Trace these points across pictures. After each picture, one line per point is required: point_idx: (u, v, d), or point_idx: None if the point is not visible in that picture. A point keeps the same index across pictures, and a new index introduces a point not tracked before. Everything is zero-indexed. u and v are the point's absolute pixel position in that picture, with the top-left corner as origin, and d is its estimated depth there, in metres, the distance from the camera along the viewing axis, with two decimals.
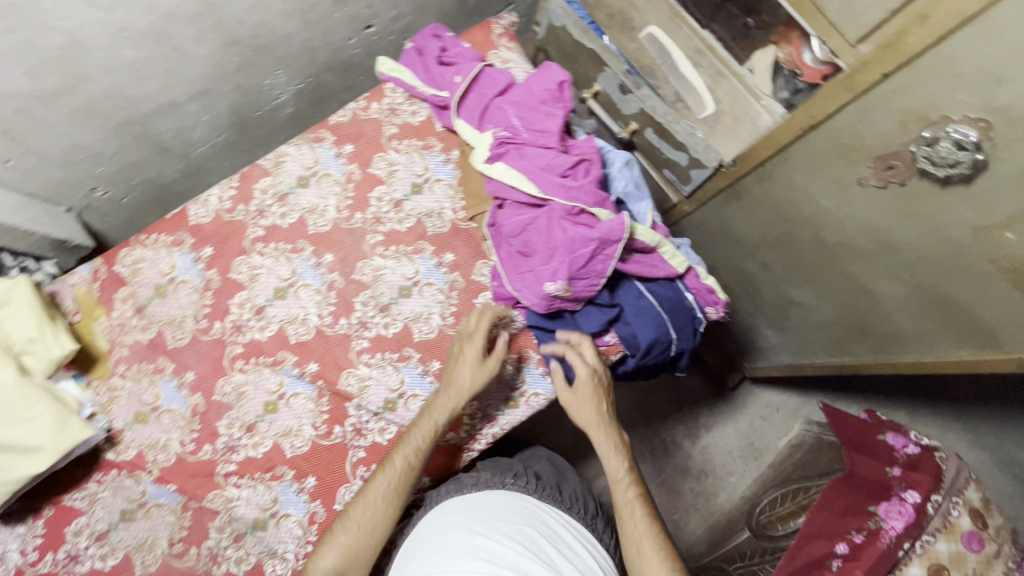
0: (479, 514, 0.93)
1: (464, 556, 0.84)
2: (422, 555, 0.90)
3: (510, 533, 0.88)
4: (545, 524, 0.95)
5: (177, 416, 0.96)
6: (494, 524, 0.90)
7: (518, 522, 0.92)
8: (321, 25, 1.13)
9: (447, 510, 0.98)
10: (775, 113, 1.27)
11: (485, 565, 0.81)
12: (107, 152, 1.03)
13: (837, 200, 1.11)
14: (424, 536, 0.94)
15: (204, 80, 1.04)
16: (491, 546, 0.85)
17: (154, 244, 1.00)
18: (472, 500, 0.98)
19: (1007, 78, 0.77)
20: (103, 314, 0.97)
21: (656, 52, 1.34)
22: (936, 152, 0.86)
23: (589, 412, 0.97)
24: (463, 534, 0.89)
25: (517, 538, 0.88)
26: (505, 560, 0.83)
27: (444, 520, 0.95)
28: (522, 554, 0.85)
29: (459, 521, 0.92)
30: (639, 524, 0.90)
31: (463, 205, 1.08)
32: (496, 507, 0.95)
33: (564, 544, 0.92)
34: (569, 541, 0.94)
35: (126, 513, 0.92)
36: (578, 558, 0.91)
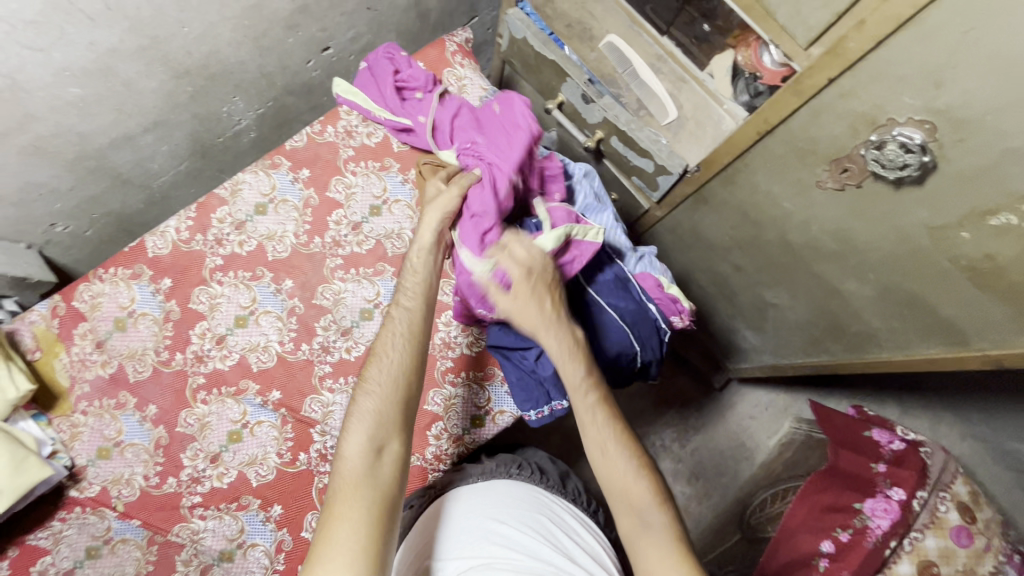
0: (489, 501, 0.94)
1: (478, 539, 0.86)
2: (432, 538, 0.91)
3: (521, 519, 0.90)
4: (554, 511, 0.96)
5: (140, 449, 0.96)
6: (507, 509, 0.91)
7: (528, 508, 0.93)
8: (275, 50, 1.13)
9: (453, 497, 0.98)
10: (737, 116, 1.25)
11: (500, 549, 0.83)
12: (63, 188, 1.03)
13: (799, 203, 1.10)
14: (432, 521, 0.94)
15: (158, 111, 1.05)
16: (503, 531, 0.86)
17: (112, 278, 1.00)
18: (479, 488, 0.98)
19: (946, 80, 0.77)
20: (64, 350, 0.96)
21: (616, 61, 1.33)
22: (884, 154, 0.87)
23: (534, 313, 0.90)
24: (476, 520, 0.90)
25: (529, 524, 0.89)
26: (519, 544, 0.85)
27: (451, 506, 0.95)
28: (535, 539, 0.86)
29: (471, 507, 0.93)
30: (626, 458, 0.84)
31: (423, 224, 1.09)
32: (507, 494, 0.96)
33: (573, 530, 0.94)
34: (578, 528, 0.96)
35: (91, 550, 0.90)
36: (588, 544, 0.93)
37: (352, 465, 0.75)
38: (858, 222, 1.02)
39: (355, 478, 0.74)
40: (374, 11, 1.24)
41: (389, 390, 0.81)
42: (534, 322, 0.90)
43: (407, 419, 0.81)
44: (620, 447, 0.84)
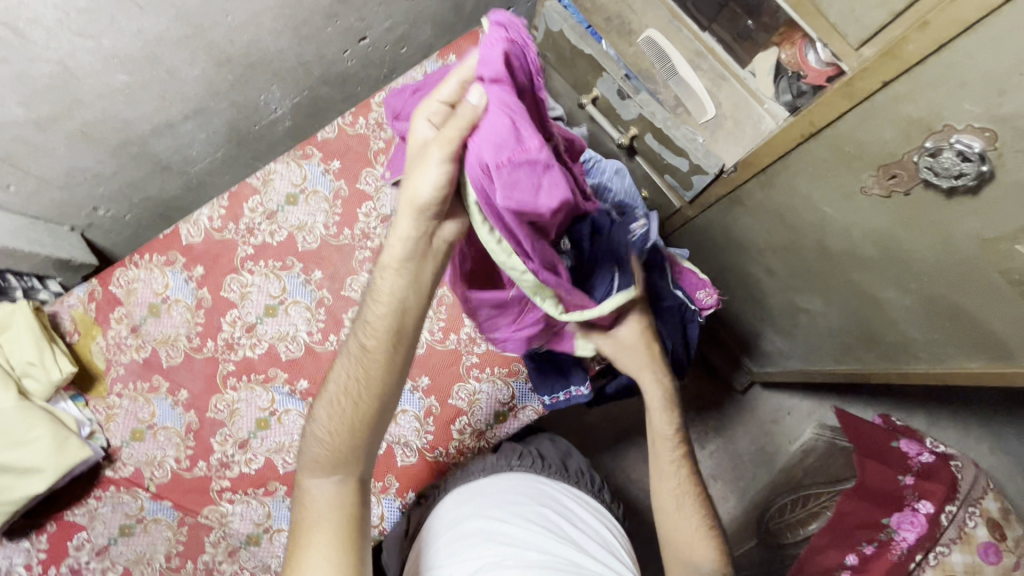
0: (492, 500, 0.92)
1: (483, 541, 0.84)
2: (440, 540, 0.89)
3: (527, 515, 0.88)
4: (559, 501, 0.94)
5: (172, 433, 0.97)
6: (508, 508, 0.89)
7: (533, 501, 0.91)
8: (314, 39, 1.12)
9: (454, 500, 0.96)
10: (778, 116, 1.21)
11: (509, 551, 0.81)
12: (106, 173, 1.04)
13: (841, 208, 1.06)
14: (438, 524, 0.93)
15: (199, 98, 1.05)
16: (508, 532, 0.84)
17: (147, 264, 1.01)
18: (481, 488, 0.96)
19: (1012, 87, 0.73)
20: (100, 334, 0.99)
21: (655, 56, 1.30)
22: (938, 162, 0.83)
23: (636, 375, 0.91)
24: (479, 521, 0.88)
25: (535, 520, 0.87)
26: (526, 543, 0.83)
27: (454, 509, 0.93)
28: (541, 534, 0.85)
29: (475, 508, 0.91)
30: (694, 515, 0.89)
31: None
32: (509, 490, 0.93)
33: (579, 517, 0.93)
34: (583, 514, 0.94)
35: (125, 528, 0.93)
36: (595, 530, 0.92)
37: (315, 494, 0.78)
38: (903, 230, 0.99)
39: (320, 501, 0.77)
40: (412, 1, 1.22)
41: (344, 401, 0.76)
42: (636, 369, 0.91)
43: (366, 421, 0.76)
44: (690, 510, 0.89)
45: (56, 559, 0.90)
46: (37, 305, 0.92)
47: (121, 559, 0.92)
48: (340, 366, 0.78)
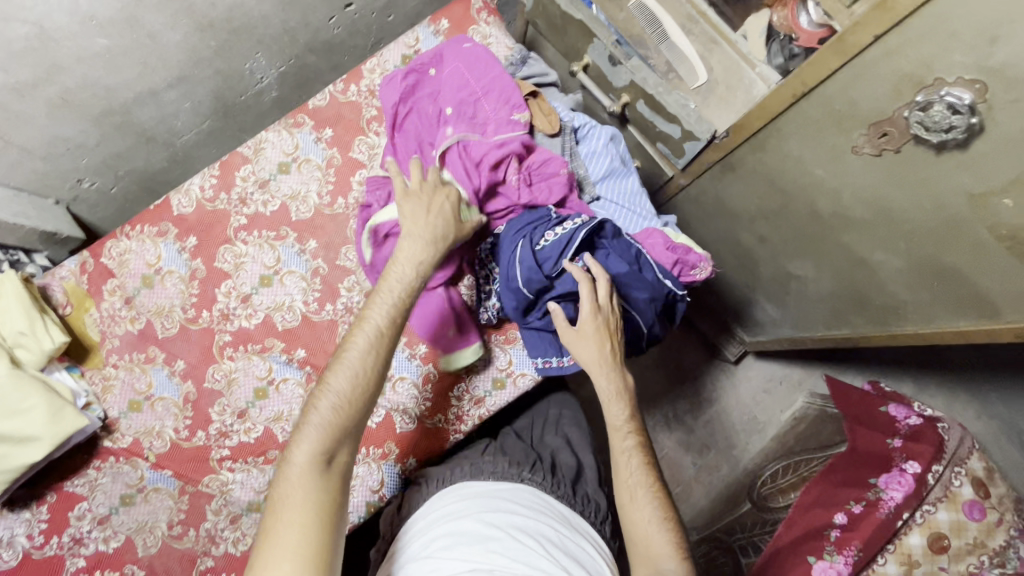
0: (492, 504, 0.89)
1: (477, 544, 0.81)
2: (429, 535, 0.87)
3: (524, 526, 0.85)
4: (557, 520, 0.91)
5: (169, 403, 0.97)
6: (507, 518, 0.86)
7: (533, 514, 0.89)
8: (298, 4, 1.10)
9: (455, 494, 0.94)
10: (770, 80, 1.21)
11: (501, 559, 0.78)
12: (89, 143, 1.02)
13: (832, 170, 1.07)
14: (429, 522, 0.90)
15: (182, 66, 1.03)
16: (502, 539, 0.82)
17: (138, 235, 1.00)
18: (486, 487, 0.94)
19: (1003, 35, 0.73)
20: (94, 305, 0.98)
21: (645, 21, 1.28)
22: (929, 117, 0.83)
23: (588, 351, 0.91)
24: (474, 522, 0.85)
25: (533, 532, 0.84)
26: (518, 555, 0.79)
27: (451, 506, 0.91)
28: (535, 547, 0.81)
29: (473, 510, 0.88)
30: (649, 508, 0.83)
31: None
32: (511, 500, 0.91)
33: (574, 540, 0.89)
34: (580, 541, 0.90)
35: (126, 497, 0.94)
36: (588, 556, 0.87)
37: (298, 469, 0.70)
38: (895, 190, 0.99)
39: (301, 479, 0.70)
40: None
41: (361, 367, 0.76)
42: (588, 359, 0.91)
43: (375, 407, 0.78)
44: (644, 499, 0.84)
45: (58, 528, 0.90)
46: (26, 277, 0.91)
47: (122, 528, 0.92)
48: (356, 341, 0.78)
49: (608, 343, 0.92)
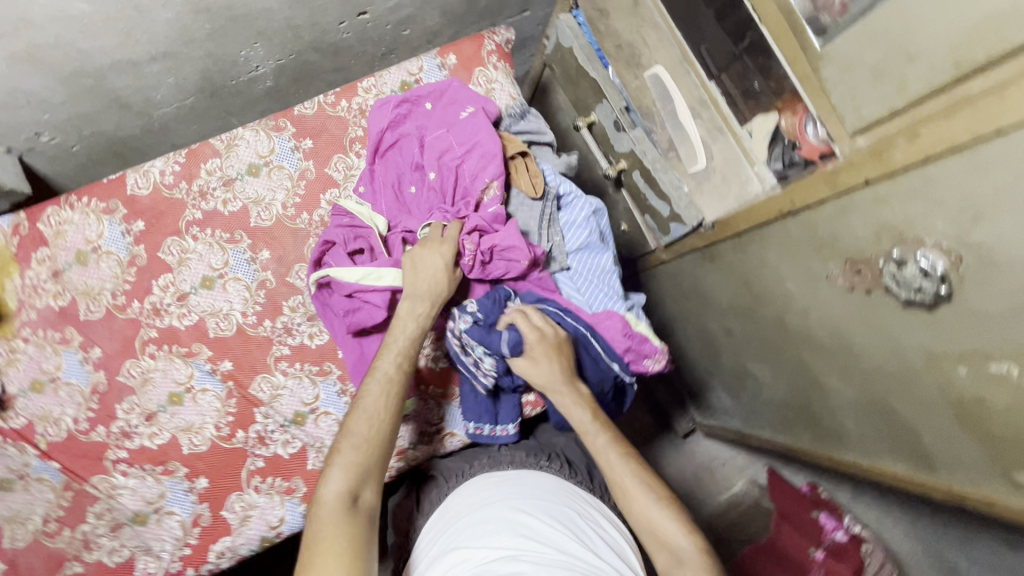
0: (516, 491, 0.87)
1: (502, 530, 0.78)
2: (456, 525, 0.84)
3: (548, 511, 0.82)
4: (582, 506, 0.88)
5: (75, 390, 0.92)
6: (535, 503, 0.84)
7: (554, 499, 0.86)
8: (307, 5, 1.07)
9: (476, 485, 0.92)
10: (766, 181, 1.18)
11: (528, 541, 0.75)
12: (54, 100, 0.97)
13: (805, 289, 1.06)
14: (457, 510, 0.88)
15: (170, 42, 0.98)
16: (528, 523, 0.79)
17: (83, 208, 0.95)
18: (507, 476, 0.92)
19: (985, 217, 0.71)
20: (17, 272, 0.92)
21: (658, 95, 1.26)
22: (902, 273, 0.83)
23: (544, 373, 0.92)
24: (502, 509, 0.83)
25: (556, 516, 0.82)
26: (546, 538, 0.77)
27: (474, 496, 0.89)
28: (563, 532, 0.79)
29: (498, 497, 0.86)
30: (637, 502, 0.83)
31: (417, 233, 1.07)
32: (533, 486, 0.89)
33: (596, 520, 0.86)
34: (602, 520, 0.87)
35: (3, 483, 0.87)
36: (612, 537, 0.84)
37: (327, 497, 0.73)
38: (859, 327, 0.98)
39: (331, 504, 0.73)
40: None
41: (380, 413, 0.80)
42: (544, 382, 0.93)
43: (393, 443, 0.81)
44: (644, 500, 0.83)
45: None
46: None
47: None
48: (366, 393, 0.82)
49: (560, 360, 0.94)
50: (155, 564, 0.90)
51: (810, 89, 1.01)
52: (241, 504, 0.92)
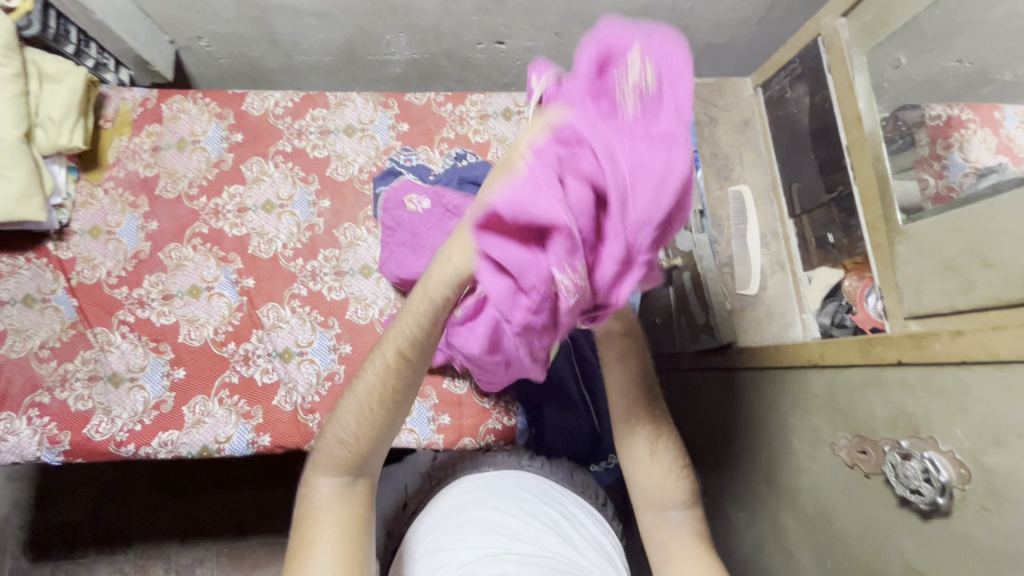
0: (499, 490, 0.88)
1: (485, 531, 0.78)
2: (440, 526, 0.83)
3: (532, 510, 0.83)
4: (564, 502, 0.90)
5: (121, 248, 1.01)
6: (513, 502, 0.85)
7: (539, 498, 0.87)
8: (457, 18, 1.19)
9: (460, 485, 0.92)
10: (809, 331, 1.22)
11: (511, 542, 0.76)
12: (223, 16, 1.12)
13: (807, 450, 1.02)
14: (443, 510, 0.87)
15: (332, 5, 1.12)
16: (513, 523, 0.80)
17: (202, 106, 1.07)
18: (487, 479, 0.93)
19: (1005, 442, 0.67)
20: (128, 134, 1.05)
21: (735, 211, 1.30)
22: (904, 467, 0.78)
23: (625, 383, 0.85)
24: (483, 510, 0.83)
25: (541, 517, 0.83)
26: (529, 539, 0.77)
27: (456, 498, 0.89)
28: (545, 530, 0.80)
29: (477, 498, 0.87)
30: (667, 447, 0.84)
31: None
32: (515, 484, 0.90)
33: (580, 516, 0.88)
34: (586, 521, 0.88)
35: (28, 298, 0.97)
36: (596, 536, 0.86)
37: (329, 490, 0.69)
38: (846, 510, 0.92)
39: (339, 496, 0.68)
40: (558, 37, 1.29)
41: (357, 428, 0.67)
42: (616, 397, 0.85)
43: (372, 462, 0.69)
44: (673, 460, 0.84)
45: None
46: (94, 81, 0.99)
47: (8, 320, 0.96)
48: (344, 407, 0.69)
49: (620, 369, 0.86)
50: (107, 425, 0.94)
51: (880, 259, 1.00)
52: (201, 408, 0.96)
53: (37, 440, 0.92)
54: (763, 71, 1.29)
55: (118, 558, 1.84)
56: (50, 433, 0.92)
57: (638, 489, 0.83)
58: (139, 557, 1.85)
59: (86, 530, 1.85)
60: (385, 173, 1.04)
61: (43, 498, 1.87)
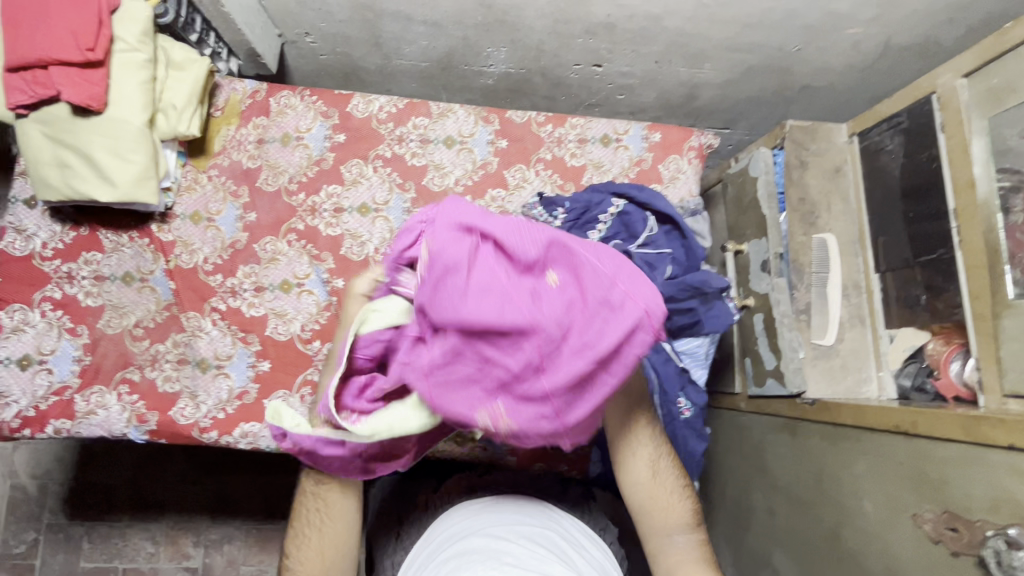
0: (497, 517, 0.85)
1: (483, 563, 0.74)
2: (439, 559, 0.80)
3: (532, 536, 0.81)
4: (563, 524, 0.88)
5: (218, 235, 1.03)
6: (513, 531, 0.81)
7: (536, 522, 0.85)
8: (562, 39, 1.18)
9: (455, 512, 0.89)
10: (885, 391, 1.20)
11: (512, 568, 0.73)
12: (336, 16, 1.13)
13: (881, 514, 1.00)
14: (440, 542, 0.84)
15: (445, 16, 1.12)
16: (511, 550, 0.77)
17: (309, 103, 1.08)
18: (484, 502, 0.91)
19: None
20: (235, 124, 1.06)
21: (817, 259, 1.27)
22: (1007, 555, 0.76)
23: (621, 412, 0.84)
24: (480, 539, 0.80)
25: (541, 543, 0.80)
26: (530, 565, 0.75)
27: (453, 528, 0.85)
28: (547, 556, 0.78)
29: (473, 527, 0.83)
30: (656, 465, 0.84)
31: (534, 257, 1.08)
32: (512, 509, 0.88)
33: (581, 540, 0.87)
34: (585, 543, 0.87)
35: (128, 277, 1.00)
36: (599, 560, 0.84)
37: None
38: None
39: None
40: (656, 66, 1.27)
41: (324, 536, 0.83)
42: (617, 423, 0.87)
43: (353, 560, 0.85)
44: (674, 482, 0.85)
45: (68, 257, 0.99)
46: (213, 70, 1.01)
47: (106, 296, 0.99)
48: (302, 522, 0.84)
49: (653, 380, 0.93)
50: (192, 410, 0.96)
51: (980, 330, 0.98)
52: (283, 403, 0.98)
53: (126, 417, 0.94)
54: (862, 119, 1.26)
55: (150, 526, 1.88)
56: (139, 411, 0.94)
57: (648, 515, 0.83)
58: (170, 528, 1.88)
59: (122, 496, 1.89)
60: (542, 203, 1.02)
61: (85, 460, 1.91)
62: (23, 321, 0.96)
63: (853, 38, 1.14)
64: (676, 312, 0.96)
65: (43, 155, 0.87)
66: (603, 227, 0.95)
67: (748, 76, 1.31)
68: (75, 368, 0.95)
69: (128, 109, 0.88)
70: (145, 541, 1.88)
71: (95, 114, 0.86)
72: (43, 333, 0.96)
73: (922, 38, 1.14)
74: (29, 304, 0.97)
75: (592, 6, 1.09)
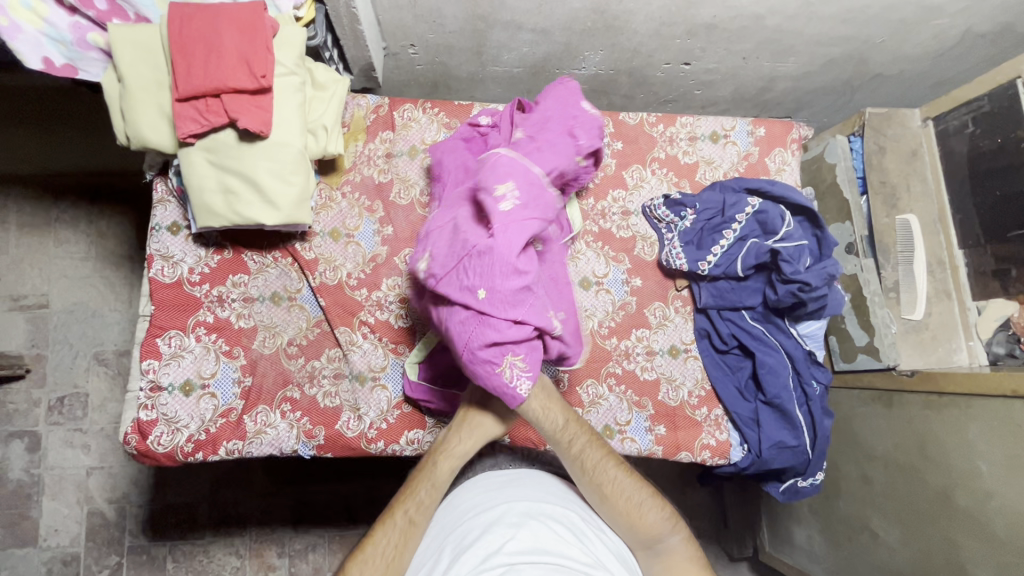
0: (522, 493, 0.81)
1: (507, 533, 0.70)
2: (457, 527, 0.76)
3: (555, 515, 0.76)
4: (586, 506, 0.84)
5: (359, 251, 1.05)
6: (541, 507, 0.77)
7: (561, 503, 0.80)
8: (663, 39, 1.22)
9: (481, 483, 0.85)
10: (976, 358, 1.30)
11: (527, 545, 0.68)
12: (448, 27, 1.15)
13: (999, 474, 1.07)
14: (461, 511, 0.80)
15: (555, 23, 1.15)
16: (530, 525, 0.72)
17: (432, 116, 1.12)
18: (510, 477, 0.86)
19: None
20: (362, 140, 1.09)
21: (902, 238, 1.33)
22: None
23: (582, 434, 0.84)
24: (506, 510, 0.76)
25: (562, 521, 0.76)
26: (547, 544, 0.69)
27: (475, 497, 0.82)
28: (566, 538, 0.72)
29: (500, 497, 0.79)
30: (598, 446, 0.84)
31: (654, 252, 1.14)
32: (538, 486, 0.84)
33: (600, 523, 0.82)
34: (605, 527, 0.82)
35: (277, 296, 1.03)
36: (617, 545, 0.78)
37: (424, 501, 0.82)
38: None
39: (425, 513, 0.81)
40: (743, 62, 1.31)
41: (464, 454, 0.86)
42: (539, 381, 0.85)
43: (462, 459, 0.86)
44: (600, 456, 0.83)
45: (216, 280, 1.00)
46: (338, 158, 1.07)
47: (258, 317, 1.01)
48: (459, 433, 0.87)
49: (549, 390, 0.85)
50: (356, 422, 0.99)
51: None
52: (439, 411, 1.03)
53: (294, 435, 0.97)
54: (938, 105, 1.34)
55: (234, 540, 1.68)
56: (305, 427, 0.98)
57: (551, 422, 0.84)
58: (254, 540, 1.68)
59: (201, 513, 1.68)
60: (673, 204, 1.11)
61: (161, 480, 1.69)
62: (179, 346, 0.96)
63: (937, 29, 1.23)
64: (812, 300, 1.02)
65: (207, 183, 0.89)
66: (737, 226, 1.05)
67: (824, 69, 1.35)
68: (236, 390, 0.97)
69: (288, 132, 0.90)
70: (229, 556, 1.67)
71: (260, 139, 0.88)
72: (202, 357, 0.97)
73: (1001, 26, 1.23)
74: (184, 330, 0.97)
75: (702, 8, 1.13)
